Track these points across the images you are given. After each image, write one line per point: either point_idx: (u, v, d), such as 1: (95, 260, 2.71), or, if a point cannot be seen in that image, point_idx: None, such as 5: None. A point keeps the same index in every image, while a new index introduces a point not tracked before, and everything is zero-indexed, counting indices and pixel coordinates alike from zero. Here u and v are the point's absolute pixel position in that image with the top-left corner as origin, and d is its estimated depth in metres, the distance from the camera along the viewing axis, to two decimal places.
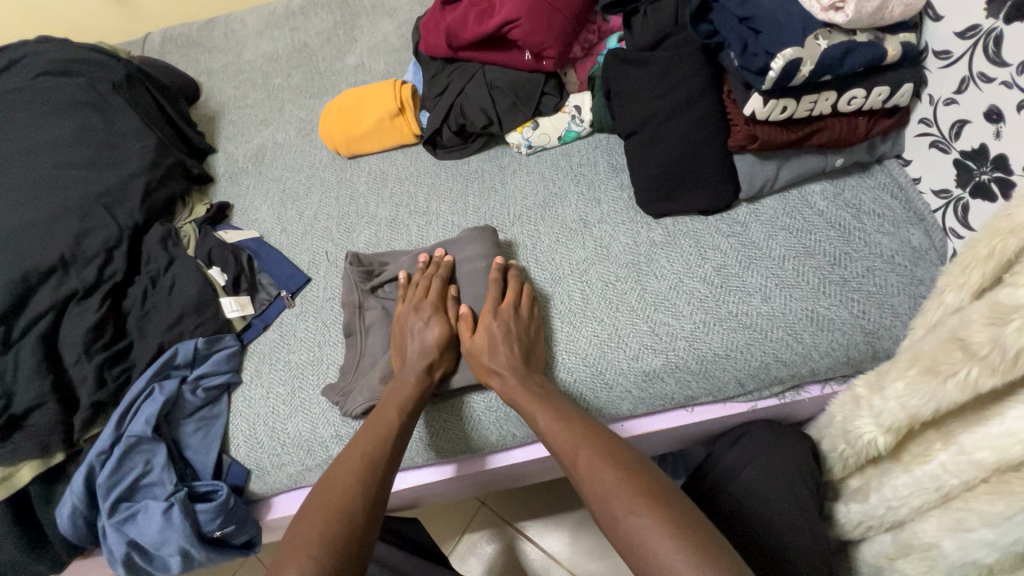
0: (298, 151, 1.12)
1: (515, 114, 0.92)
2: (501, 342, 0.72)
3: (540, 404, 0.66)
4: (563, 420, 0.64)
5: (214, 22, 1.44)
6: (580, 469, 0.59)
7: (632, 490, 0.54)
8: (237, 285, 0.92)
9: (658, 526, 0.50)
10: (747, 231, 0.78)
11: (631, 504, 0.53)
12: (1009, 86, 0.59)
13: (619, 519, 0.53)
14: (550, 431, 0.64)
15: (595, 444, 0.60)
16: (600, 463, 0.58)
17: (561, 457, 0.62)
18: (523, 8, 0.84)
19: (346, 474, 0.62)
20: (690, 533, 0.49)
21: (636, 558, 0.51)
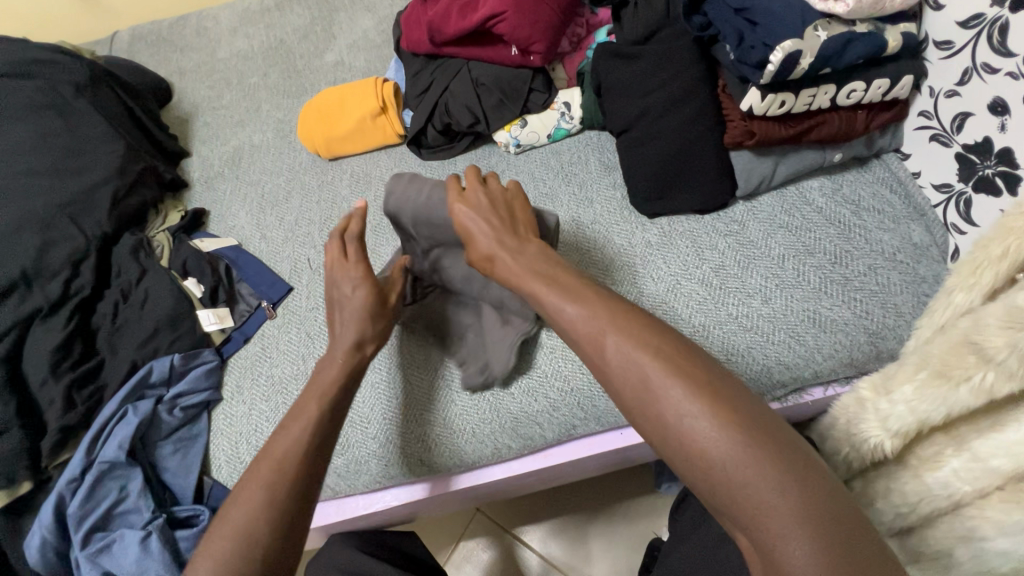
0: (276, 154, 1.08)
1: (502, 112, 0.89)
2: (486, 220, 0.63)
3: (546, 286, 0.54)
4: (582, 303, 0.51)
5: (185, 19, 1.38)
6: (608, 358, 0.47)
7: (685, 387, 0.43)
8: (215, 296, 0.88)
9: (720, 430, 0.40)
10: (745, 230, 0.76)
11: (683, 406, 0.42)
12: (1015, 77, 0.57)
13: (664, 422, 0.43)
14: (566, 316, 0.51)
15: (625, 326, 0.48)
16: (634, 354, 0.46)
17: (580, 344, 0.50)
18: (508, 1, 0.80)
19: (256, 481, 0.53)
20: (756, 435, 0.40)
21: (687, 462, 0.42)
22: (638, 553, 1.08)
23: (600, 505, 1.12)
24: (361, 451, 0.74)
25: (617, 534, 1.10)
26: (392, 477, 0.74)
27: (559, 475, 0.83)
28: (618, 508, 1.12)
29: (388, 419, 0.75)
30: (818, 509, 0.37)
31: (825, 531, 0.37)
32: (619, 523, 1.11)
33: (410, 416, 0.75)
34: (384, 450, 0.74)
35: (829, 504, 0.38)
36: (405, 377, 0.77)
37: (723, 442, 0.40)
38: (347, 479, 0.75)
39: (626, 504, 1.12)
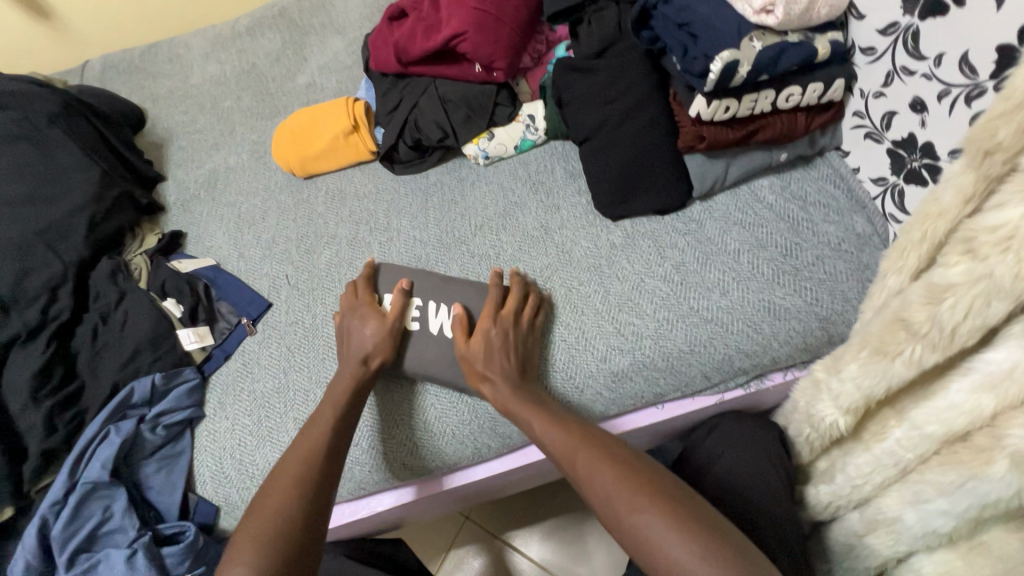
0: (252, 174, 1.10)
1: (470, 126, 0.92)
2: (497, 351, 0.70)
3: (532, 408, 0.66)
4: (557, 426, 0.63)
5: (158, 46, 1.40)
6: (578, 472, 0.58)
7: (633, 488, 0.54)
8: (194, 314, 0.89)
9: (662, 523, 0.50)
10: (702, 228, 0.81)
11: (632, 502, 0.53)
12: (929, 78, 0.62)
13: (621, 520, 0.53)
14: (546, 437, 0.63)
15: (589, 444, 0.60)
16: (596, 464, 0.57)
17: (560, 462, 0.61)
18: (469, 22, 0.84)
19: (291, 466, 0.62)
20: (697, 528, 0.50)
21: (644, 558, 0.51)
22: (625, 549, 1.10)
23: (586, 505, 1.15)
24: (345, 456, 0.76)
25: (605, 532, 1.12)
26: (376, 483, 0.76)
27: (539, 473, 0.86)
28: None
29: (372, 424, 0.77)
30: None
31: None
32: None
33: (392, 422, 0.76)
34: (369, 457, 0.75)
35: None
36: (385, 387, 0.78)
37: (668, 534, 0.50)
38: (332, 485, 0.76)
39: None
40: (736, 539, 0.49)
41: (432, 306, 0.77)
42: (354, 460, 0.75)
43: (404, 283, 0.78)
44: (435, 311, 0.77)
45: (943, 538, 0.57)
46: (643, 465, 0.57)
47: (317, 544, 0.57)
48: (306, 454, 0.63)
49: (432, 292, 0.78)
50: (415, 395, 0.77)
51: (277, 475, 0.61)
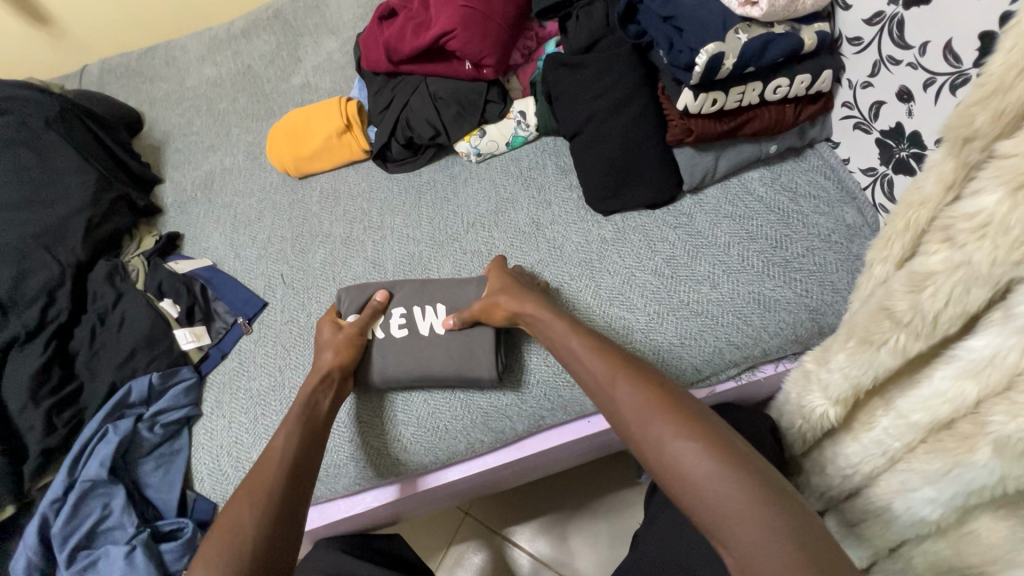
0: (247, 175, 1.11)
1: (461, 124, 0.93)
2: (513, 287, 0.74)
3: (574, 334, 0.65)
4: (597, 352, 0.62)
5: (154, 50, 1.41)
6: (616, 393, 0.57)
7: (676, 413, 0.52)
8: (191, 314, 0.90)
9: (704, 450, 0.48)
10: (692, 221, 0.81)
11: (674, 425, 0.51)
12: (914, 67, 0.62)
13: (659, 446, 0.51)
14: (585, 360, 0.62)
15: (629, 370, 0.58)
16: (637, 390, 0.56)
17: (596, 386, 0.60)
18: (457, 19, 0.84)
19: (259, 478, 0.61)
20: (739, 459, 0.48)
21: (679, 487, 0.49)
22: (624, 543, 1.11)
23: (584, 500, 1.15)
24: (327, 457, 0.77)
25: (604, 527, 1.13)
26: (371, 479, 0.77)
27: (534, 467, 0.86)
28: (603, 500, 1.15)
29: (351, 424, 0.78)
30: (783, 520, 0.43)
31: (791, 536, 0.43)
32: (605, 515, 1.14)
33: (374, 420, 0.78)
34: (352, 455, 0.76)
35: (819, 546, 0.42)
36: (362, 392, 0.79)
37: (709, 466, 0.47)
38: (329, 484, 0.77)
39: (611, 497, 1.15)
40: (779, 485, 0.47)
41: (418, 311, 0.79)
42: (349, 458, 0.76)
43: (383, 293, 0.80)
44: (423, 315, 0.79)
45: (932, 526, 0.57)
46: (687, 401, 0.54)
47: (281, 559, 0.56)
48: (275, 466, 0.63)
49: (414, 298, 0.80)
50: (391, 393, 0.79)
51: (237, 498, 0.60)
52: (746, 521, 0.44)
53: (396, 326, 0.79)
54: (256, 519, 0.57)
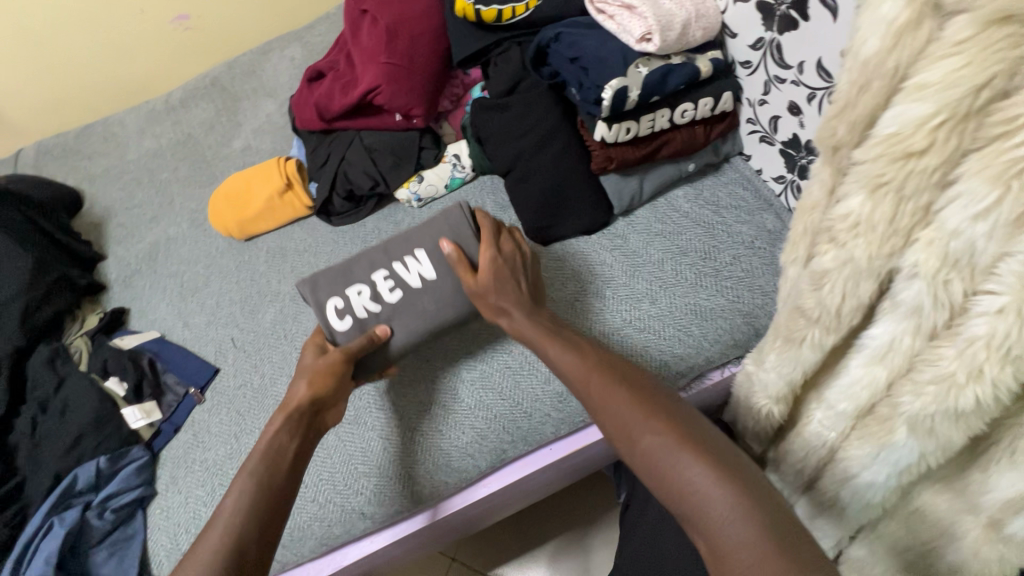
0: (192, 243, 1.12)
1: (399, 172, 0.95)
2: (508, 280, 0.71)
3: (546, 333, 0.66)
4: (572, 351, 0.62)
5: (92, 128, 1.43)
6: (592, 392, 0.57)
7: (648, 411, 0.52)
8: (139, 391, 0.88)
9: (675, 445, 0.49)
10: (626, 242, 0.84)
11: (647, 424, 0.51)
12: (797, 84, 0.68)
13: (636, 444, 0.51)
14: (561, 363, 0.62)
15: (604, 372, 0.58)
16: (614, 389, 0.56)
17: (574, 387, 0.60)
18: (382, 75, 0.87)
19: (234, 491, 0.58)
20: (711, 453, 0.48)
21: (653, 477, 0.50)
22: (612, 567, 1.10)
23: (566, 531, 1.14)
24: (316, 506, 0.75)
25: (590, 556, 1.11)
26: (339, 536, 0.75)
27: (503, 503, 0.86)
28: (590, 528, 1.13)
29: (353, 466, 0.77)
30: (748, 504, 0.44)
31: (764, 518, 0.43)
32: (590, 543, 1.12)
33: (336, 474, 0.76)
34: (349, 502, 0.75)
35: (785, 521, 0.43)
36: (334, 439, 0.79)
37: (678, 454, 0.48)
38: (291, 547, 0.75)
39: (592, 523, 1.14)
40: (741, 460, 0.48)
41: (401, 265, 0.73)
42: (314, 512, 0.75)
43: (386, 327, 0.72)
44: (407, 268, 0.73)
45: (880, 507, 0.60)
46: (654, 391, 0.56)
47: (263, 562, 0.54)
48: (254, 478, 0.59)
49: (380, 259, 0.74)
50: (388, 427, 0.79)
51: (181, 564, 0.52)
52: (717, 510, 0.45)
53: (386, 291, 0.73)
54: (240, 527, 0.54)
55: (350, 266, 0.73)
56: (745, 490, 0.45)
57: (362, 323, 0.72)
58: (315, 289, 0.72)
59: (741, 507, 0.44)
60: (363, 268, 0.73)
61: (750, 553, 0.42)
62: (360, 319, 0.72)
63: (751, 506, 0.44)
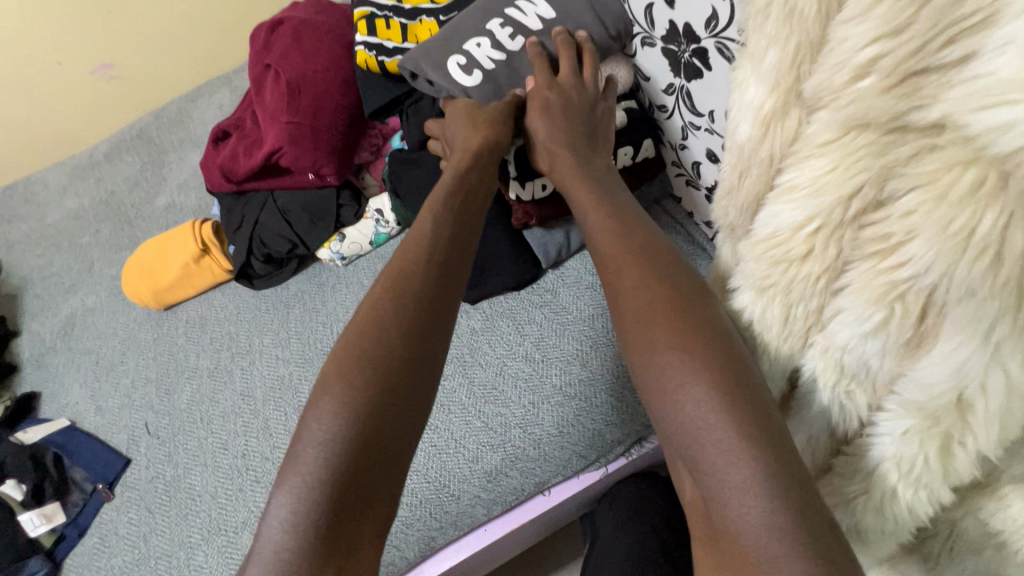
0: (111, 313, 1.05)
1: (318, 231, 0.89)
2: (564, 112, 0.63)
3: (593, 198, 0.55)
4: (609, 218, 0.52)
5: (12, 190, 1.36)
6: (617, 275, 0.47)
7: (672, 320, 0.43)
8: (40, 492, 0.80)
9: (699, 375, 0.40)
10: (557, 296, 0.79)
11: (668, 336, 0.42)
12: (711, 132, 0.62)
13: (649, 358, 0.42)
14: (594, 233, 0.52)
15: (642, 253, 0.48)
16: (641, 281, 0.46)
17: (597, 262, 0.50)
18: (283, 136, 0.82)
19: (367, 344, 0.46)
20: (738, 395, 0.39)
21: (655, 403, 0.42)
22: None
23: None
24: None
25: None
26: None
27: None
28: None
29: None
30: (770, 471, 0.36)
31: (782, 492, 0.35)
32: None
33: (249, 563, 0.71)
34: None
35: (806, 506, 0.35)
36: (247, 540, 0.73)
37: (703, 389, 0.39)
38: None
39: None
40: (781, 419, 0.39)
41: (516, 12, 0.70)
42: None
43: (529, 84, 0.69)
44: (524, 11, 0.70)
45: None
46: (687, 278, 0.46)
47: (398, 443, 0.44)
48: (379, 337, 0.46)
49: (493, 9, 0.71)
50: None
51: (333, 372, 0.45)
52: (728, 471, 0.37)
53: (506, 41, 0.70)
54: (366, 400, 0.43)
55: (450, 35, 0.71)
56: (773, 459, 0.36)
57: (493, 75, 0.71)
58: (416, 64, 0.72)
59: (761, 474, 0.36)
60: (476, 23, 0.71)
61: (757, 527, 0.35)
62: (488, 71, 0.70)
63: (770, 472, 0.36)
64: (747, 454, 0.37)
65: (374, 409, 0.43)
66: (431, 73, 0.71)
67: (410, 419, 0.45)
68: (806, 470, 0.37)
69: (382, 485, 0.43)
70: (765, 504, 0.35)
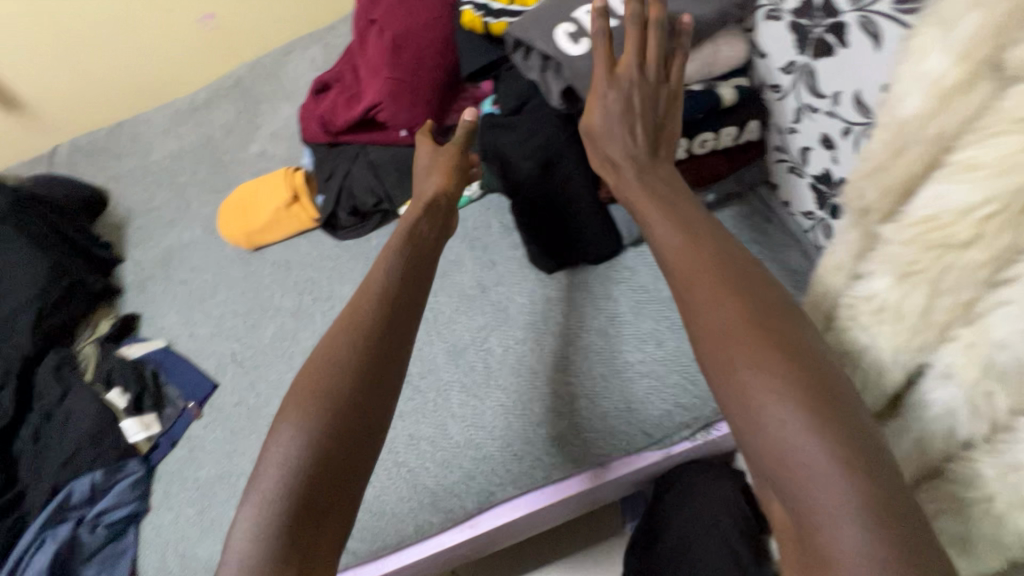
0: (205, 249, 1.13)
1: (404, 187, 0.91)
2: (624, 114, 0.61)
3: (665, 212, 0.55)
4: (681, 233, 0.52)
5: (121, 127, 1.46)
6: (694, 293, 0.47)
7: (758, 336, 0.43)
8: (140, 403, 0.88)
9: (787, 391, 0.40)
10: (635, 275, 0.79)
11: (752, 354, 0.42)
12: (831, 115, 0.59)
13: (732, 374, 0.42)
14: (666, 251, 0.51)
15: (719, 269, 0.47)
16: (722, 298, 0.45)
17: (672, 279, 0.50)
18: (384, 90, 0.84)
19: (310, 378, 0.52)
20: (830, 410, 0.39)
21: (739, 420, 0.42)
22: None
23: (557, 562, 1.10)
24: None
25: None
26: None
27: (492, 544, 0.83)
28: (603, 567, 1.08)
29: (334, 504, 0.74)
30: (867, 489, 0.36)
31: (880, 509, 0.36)
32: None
33: None
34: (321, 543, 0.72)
35: (905, 523, 0.36)
36: None
37: (791, 404, 0.39)
38: None
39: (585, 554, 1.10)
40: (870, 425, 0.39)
41: None
42: None
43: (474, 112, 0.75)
44: None
45: None
46: (768, 292, 0.46)
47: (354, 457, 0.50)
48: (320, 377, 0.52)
49: None
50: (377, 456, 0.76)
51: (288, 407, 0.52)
52: (821, 488, 0.37)
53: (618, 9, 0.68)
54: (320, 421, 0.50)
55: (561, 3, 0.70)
56: (869, 473, 0.37)
57: None
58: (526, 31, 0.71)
59: (857, 497, 0.36)
60: None
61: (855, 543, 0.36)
62: None
63: (867, 488, 0.37)
64: (842, 469, 0.37)
65: (322, 430, 0.49)
66: (540, 43, 0.70)
67: (360, 436, 0.51)
68: (903, 487, 0.37)
69: (342, 495, 0.48)
70: (861, 528, 0.36)
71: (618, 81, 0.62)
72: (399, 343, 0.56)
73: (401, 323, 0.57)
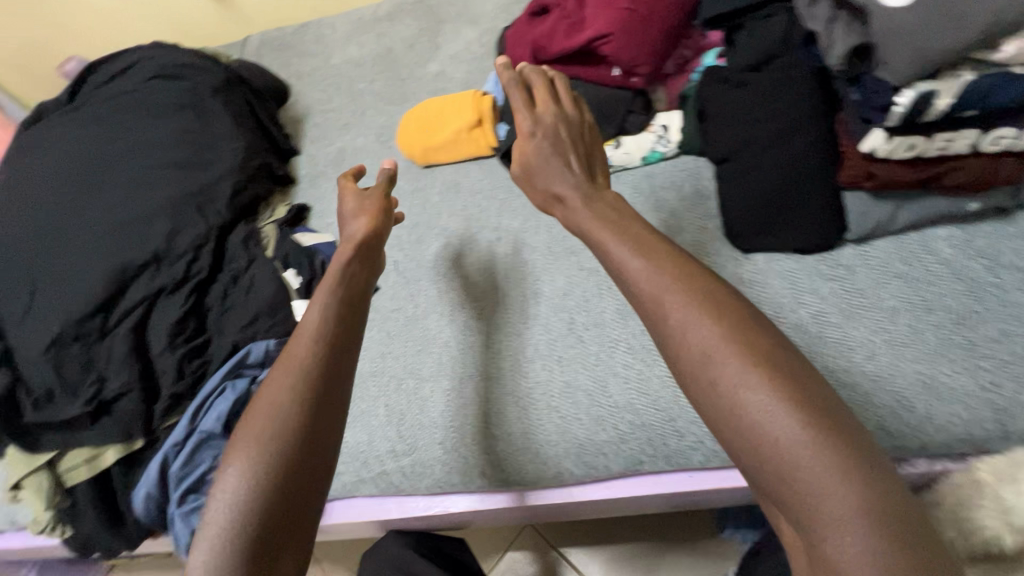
0: (376, 158, 1.15)
1: (596, 131, 0.87)
2: (563, 143, 0.63)
3: (630, 248, 0.52)
4: (659, 273, 0.50)
5: (307, 27, 1.51)
6: (711, 352, 0.45)
7: (789, 400, 0.42)
8: (309, 288, 0.93)
9: (819, 443, 0.41)
10: (853, 274, 0.70)
11: (777, 411, 0.42)
12: None
13: (758, 437, 0.43)
14: (684, 308, 0.48)
15: (728, 319, 0.46)
16: (747, 358, 0.44)
17: (654, 324, 0.49)
18: (618, 22, 0.79)
19: (255, 422, 0.52)
20: (852, 459, 0.41)
21: (765, 469, 0.43)
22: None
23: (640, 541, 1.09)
24: (442, 450, 0.76)
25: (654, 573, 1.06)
26: (456, 484, 0.76)
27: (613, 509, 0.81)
28: (698, 559, 1.05)
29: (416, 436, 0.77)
30: (889, 530, 0.39)
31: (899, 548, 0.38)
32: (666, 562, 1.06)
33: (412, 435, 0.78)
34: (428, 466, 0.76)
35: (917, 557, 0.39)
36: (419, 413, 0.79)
37: (810, 448, 0.41)
38: (410, 480, 0.77)
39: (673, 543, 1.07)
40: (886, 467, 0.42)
41: None
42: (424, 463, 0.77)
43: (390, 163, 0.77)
44: None
45: None
46: (791, 353, 0.46)
47: (313, 491, 0.51)
48: (260, 423, 0.52)
49: None
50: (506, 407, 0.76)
51: (236, 449, 0.51)
52: (846, 526, 0.39)
53: None
54: (270, 459, 0.50)
55: None
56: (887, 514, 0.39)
57: None
58: None
59: (875, 534, 0.39)
60: None
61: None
62: None
63: (890, 534, 0.39)
64: (864, 513, 0.39)
65: (269, 476, 0.49)
66: None
67: (312, 473, 0.52)
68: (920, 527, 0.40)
69: (317, 490, 0.52)
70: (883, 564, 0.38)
71: (540, 121, 0.64)
72: (329, 394, 0.55)
73: (341, 369, 0.57)
